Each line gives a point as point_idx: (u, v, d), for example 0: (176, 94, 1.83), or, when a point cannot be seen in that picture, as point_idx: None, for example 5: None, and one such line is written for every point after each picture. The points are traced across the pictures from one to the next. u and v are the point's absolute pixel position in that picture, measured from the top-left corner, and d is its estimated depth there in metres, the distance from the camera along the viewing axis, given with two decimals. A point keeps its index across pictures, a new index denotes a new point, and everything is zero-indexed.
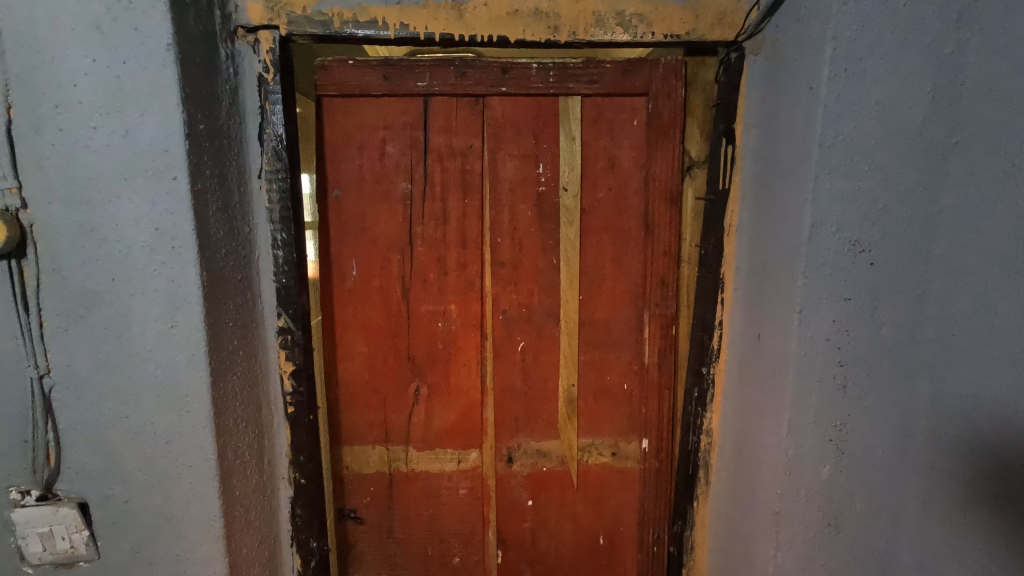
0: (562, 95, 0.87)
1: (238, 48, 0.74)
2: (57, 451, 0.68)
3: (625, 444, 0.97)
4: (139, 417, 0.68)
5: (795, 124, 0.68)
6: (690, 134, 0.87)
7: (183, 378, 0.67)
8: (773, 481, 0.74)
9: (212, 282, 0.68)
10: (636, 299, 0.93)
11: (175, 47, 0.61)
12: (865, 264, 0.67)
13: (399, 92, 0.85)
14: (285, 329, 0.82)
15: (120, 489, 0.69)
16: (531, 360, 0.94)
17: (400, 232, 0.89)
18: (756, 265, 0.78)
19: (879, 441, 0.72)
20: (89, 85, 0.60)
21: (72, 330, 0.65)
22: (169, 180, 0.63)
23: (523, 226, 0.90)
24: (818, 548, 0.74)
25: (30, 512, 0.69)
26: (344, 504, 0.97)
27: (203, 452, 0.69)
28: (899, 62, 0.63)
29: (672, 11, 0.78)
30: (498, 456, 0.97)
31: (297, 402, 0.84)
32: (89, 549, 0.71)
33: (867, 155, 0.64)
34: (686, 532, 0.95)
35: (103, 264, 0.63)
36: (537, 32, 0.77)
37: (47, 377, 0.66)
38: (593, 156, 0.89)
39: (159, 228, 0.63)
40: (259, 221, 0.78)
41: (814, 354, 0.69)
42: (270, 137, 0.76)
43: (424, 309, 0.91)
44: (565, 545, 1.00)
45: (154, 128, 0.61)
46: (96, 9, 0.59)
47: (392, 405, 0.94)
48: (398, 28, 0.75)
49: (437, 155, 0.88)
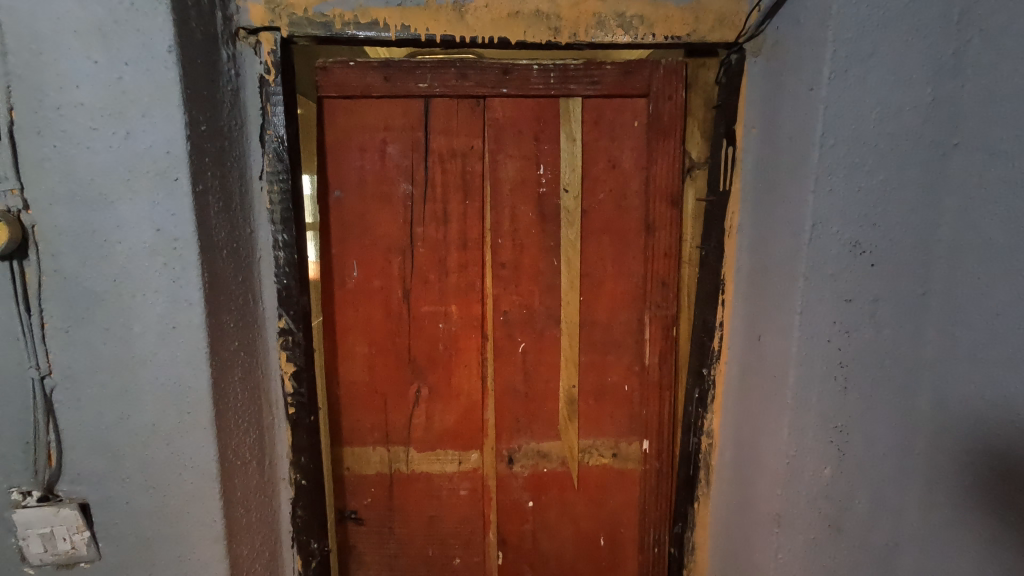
0: (562, 96, 0.87)
1: (240, 49, 0.74)
2: (58, 452, 0.68)
3: (626, 445, 0.97)
4: (140, 418, 0.68)
5: (796, 125, 0.68)
6: (691, 135, 0.87)
7: (184, 379, 0.67)
8: (774, 484, 0.74)
9: (213, 283, 0.68)
10: (637, 300, 0.92)
11: (177, 49, 0.61)
12: (867, 266, 0.67)
13: (400, 94, 0.85)
14: (285, 330, 0.82)
15: (121, 490, 0.70)
16: (531, 361, 0.94)
17: (400, 233, 0.89)
18: (757, 266, 0.78)
19: (880, 443, 0.71)
20: (91, 87, 0.60)
21: (73, 331, 0.65)
22: (170, 181, 0.63)
23: (523, 227, 0.90)
24: (819, 551, 0.74)
25: (31, 512, 0.69)
26: (345, 504, 0.97)
27: (204, 453, 0.69)
28: (899, 64, 0.62)
29: (673, 12, 0.77)
30: (498, 457, 0.97)
31: (298, 403, 0.84)
32: (90, 550, 0.71)
33: (868, 157, 0.64)
34: (686, 534, 0.94)
35: (104, 265, 0.64)
36: (537, 34, 0.77)
37: (48, 378, 0.66)
38: (594, 157, 0.89)
39: (161, 229, 0.63)
40: (260, 222, 0.79)
41: (814, 355, 0.69)
42: (271, 138, 0.76)
43: (425, 310, 0.91)
44: (566, 546, 1.00)
45: (155, 129, 0.61)
46: (97, 11, 0.59)
47: (392, 406, 0.94)
48: (399, 29, 0.75)
49: (438, 156, 0.88)
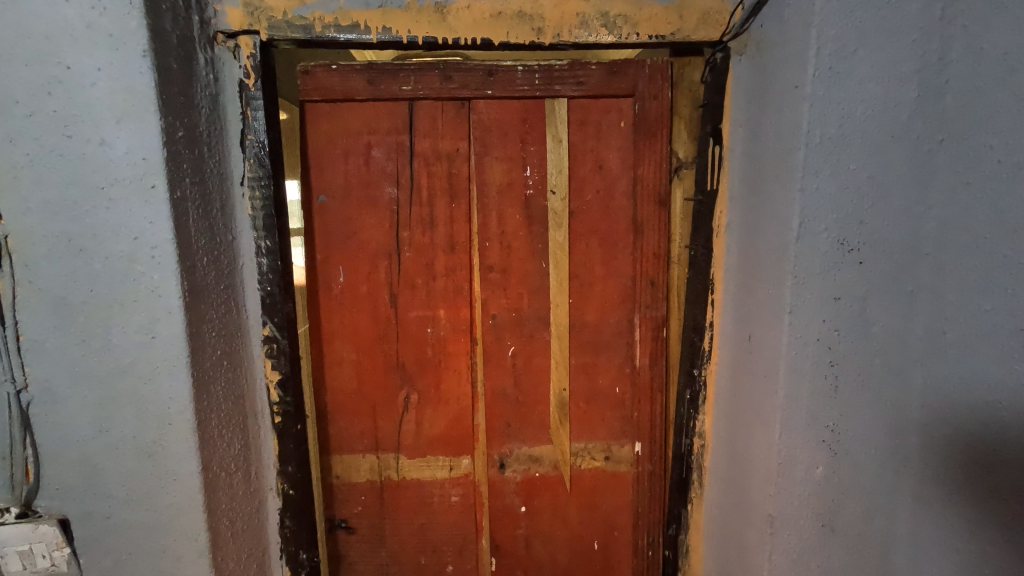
0: (548, 97, 0.86)
1: (218, 54, 0.72)
2: (36, 467, 0.66)
3: (618, 447, 0.96)
4: (121, 431, 0.66)
5: (782, 123, 0.67)
6: (678, 135, 0.87)
7: (166, 391, 0.66)
8: (766, 484, 0.73)
9: (193, 292, 0.67)
10: (626, 301, 0.92)
11: (152, 54, 0.60)
12: (854, 263, 0.66)
13: (384, 97, 0.84)
14: (270, 337, 0.81)
15: (102, 505, 0.68)
16: (521, 365, 0.93)
17: (386, 238, 0.88)
18: (746, 266, 0.77)
19: (871, 440, 0.71)
20: (65, 93, 0.58)
21: (50, 344, 0.63)
22: (147, 189, 0.61)
23: (511, 230, 0.89)
24: (813, 549, 0.73)
25: (9, 529, 0.67)
26: (334, 514, 0.96)
27: (188, 466, 0.68)
28: (884, 60, 0.62)
29: (656, 12, 0.77)
30: (490, 462, 0.95)
31: (285, 411, 0.83)
32: (71, 566, 0.70)
33: (853, 154, 0.64)
34: (680, 536, 0.94)
35: (81, 275, 0.62)
36: (521, 34, 0.77)
37: (25, 392, 0.64)
38: (581, 158, 0.88)
39: (138, 237, 0.62)
40: (242, 228, 0.77)
41: (803, 354, 0.68)
42: (253, 144, 0.76)
43: (413, 315, 0.90)
44: (560, 551, 0.99)
45: (131, 135, 0.60)
46: (69, 15, 0.57)
47: (381, 412, 0.93)
48: (381, 32, 0.74)
49: (423, 160, 0.87)
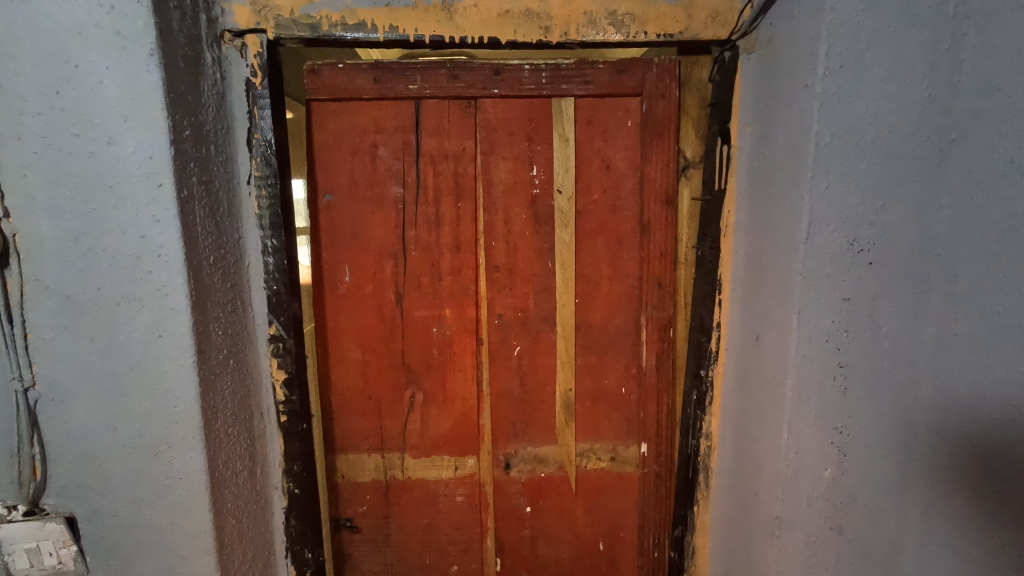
0: (555, 96, 0.86)
1: (225, 53, 0.72)
2: (43, 465, 0.66)
3: (624, 448, 0.95)
4: (128, 430, 0.66)
5: (791, 123, 0.67)
6: (686, 135, 0.86)
7: (173, 389, 0.66)
8: (773, 486, 0.73)
9: (200, 291, 0.67)
10: (633, 301, 0.91)
11: (159, 52, 0.60)
12: (865, 263, 0.65)
13: (389, 96, 0.84)
14: (277, 337, 0.81)
15: (109, 503, 0.68)
16: (527, 365, 0.92)
17: (393, 237, 0.88)
18: (754, 266, 0.77)
19: (881, 443, 0.70)
20: (74, 91, 0.58)
21: (57, 341, 0.63)
22: (154, 187, 0.61)
23: (517, 229, 0.89)
24: (821, 552, 0.73)
25: (17, 527, 0.68)
26: (340, 513, 0.96)
27: (194, 465, 0.68)
28: (895, 58, 0.61)
29: (664, 10, 0.76)
30: (495, 462, 0.95)
31: (291, 410, 0.83)
32: (77, 564, 0.70)
33: (862, 153, 0.63)
34: (686, 538, 0.93)
35: (89, 274, 0.62)
36: (528, 33, 0.76)
37: (32, 390, 0.64)
38: (588, 157, 0.88)
39: (146, 236, 0.62)
40: (249, 227, 0.77)
41: (813, 355, 0.69)
42: (259, 143, 0.76)
43: (419, 314, 0.90)
44: (565, 552, 0.99)
45: (138, 134, 0.60)
46: (77, 14, 0.57)
47: (387, 412, 0.93)
48: (388, 30, 0.74)
49: (430, 159, 0.87)
